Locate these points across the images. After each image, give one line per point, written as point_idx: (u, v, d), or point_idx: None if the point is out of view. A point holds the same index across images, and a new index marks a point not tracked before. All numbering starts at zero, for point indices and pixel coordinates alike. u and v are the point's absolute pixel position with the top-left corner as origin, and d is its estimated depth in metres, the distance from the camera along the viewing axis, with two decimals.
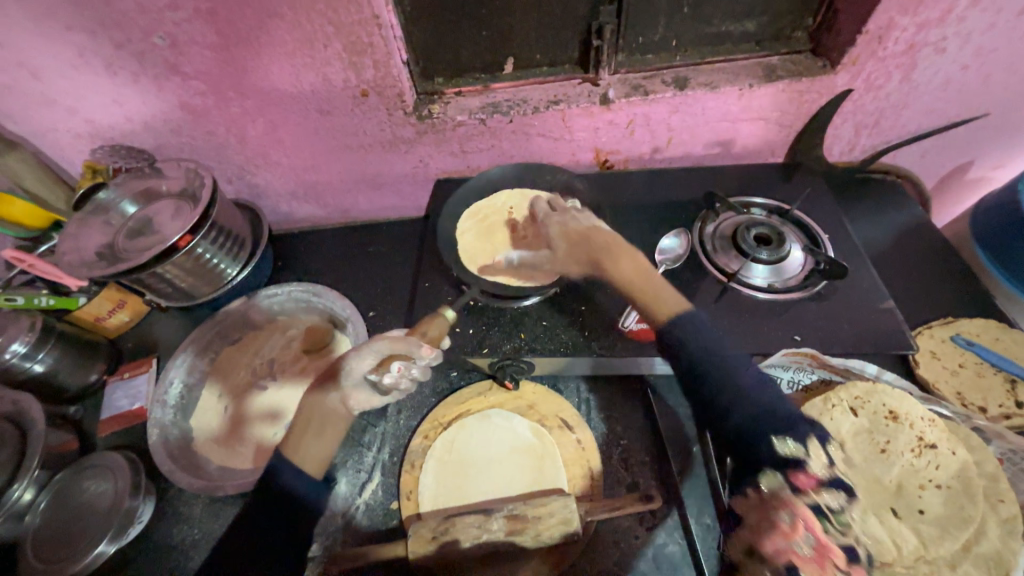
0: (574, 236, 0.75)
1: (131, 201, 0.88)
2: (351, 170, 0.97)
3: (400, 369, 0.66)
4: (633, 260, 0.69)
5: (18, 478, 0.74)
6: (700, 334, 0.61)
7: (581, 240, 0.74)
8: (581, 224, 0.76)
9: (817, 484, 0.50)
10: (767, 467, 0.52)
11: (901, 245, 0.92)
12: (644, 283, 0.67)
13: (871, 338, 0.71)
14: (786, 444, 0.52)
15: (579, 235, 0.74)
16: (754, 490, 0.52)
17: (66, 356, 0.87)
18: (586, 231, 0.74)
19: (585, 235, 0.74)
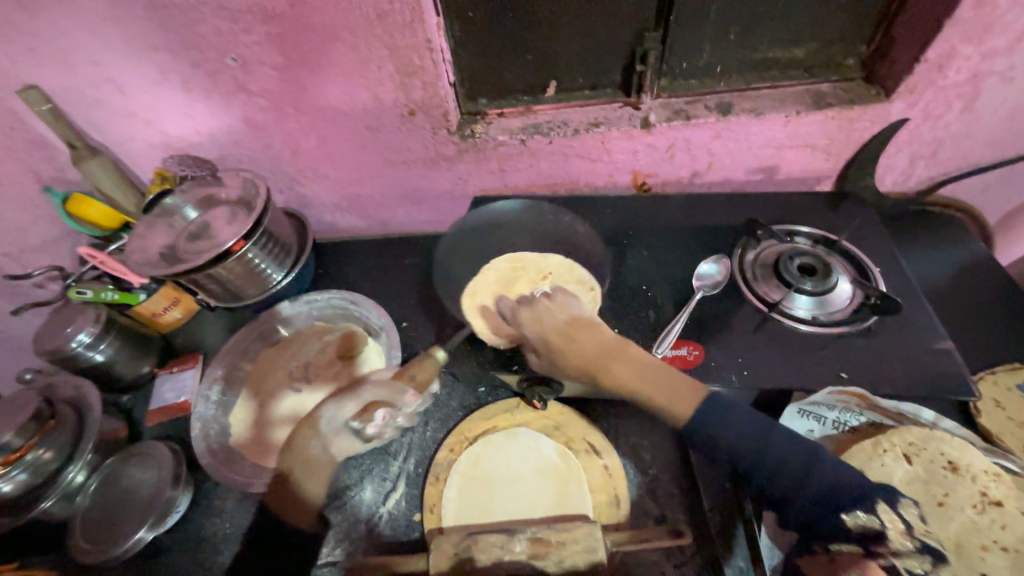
0: (558, 330, 0.70)
1: (193, 207, 0.94)
2: (393, 185, 1.01)
3: (383, 417, 0.73)
4: (627, 360, 0.67)
5: (74, 459, 0.80)
6: (727, 411, 0.60)
7: (564, 341, 0.69)
8: (559, 320, 0.71)
9: (894, 550, 0.52)
10: (840, 537, 0.54)
11: (960, 281, 0.86)
12: (651, 391, 0.63)
13: (927, 381, 0.66)
14: (857, 517, 0.53)
15: (563, 336, 0.70)
16: (822, 550, 0.56)
17: (124, 348, 0.93)
18: (572, 324, 0.70)
19: (572, 335, 0.70)
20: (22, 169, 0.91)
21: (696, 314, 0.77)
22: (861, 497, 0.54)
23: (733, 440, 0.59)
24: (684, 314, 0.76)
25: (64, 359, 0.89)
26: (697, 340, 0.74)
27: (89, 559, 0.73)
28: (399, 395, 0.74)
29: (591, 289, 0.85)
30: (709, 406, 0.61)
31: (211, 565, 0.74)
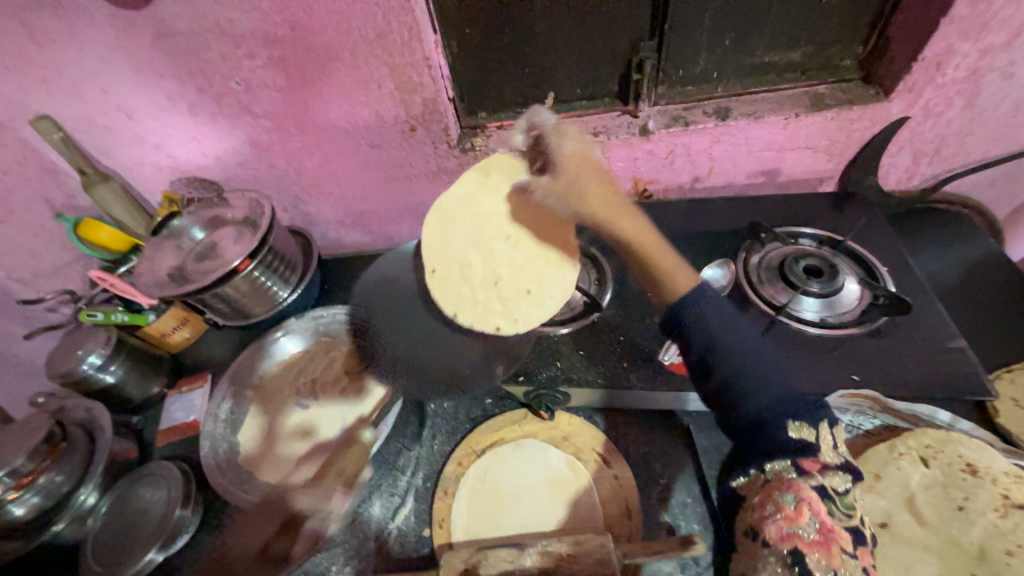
0: (589, 179, 0.69)
1: (200, 228, 0.96)
2: (396, 199, 1.02)
3: (311, 531, 0.71)
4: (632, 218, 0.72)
5: (85, 481, 0.80)
6: (714, 325, 0.62)
7: (588, 186, 0.69)
8: (592, 157, 0.69)
9: (823, 466, 0.54)
10: (774, 455, 0.56)
11: (969, 278, 0.85)
12: (661, 260, 0.70)
13: (941, 382, 0.65)
14: (798, 428, 0.56)
15: (591, 176, 0.70)
16: (757, 472, 0.57)
17: (133, 369, 0.94)
18: (597, 173, 0.71)
19: (599, 177, 0.70)
20: (35, 196, 0.93)
21: None
22: (806, 413, 0.56)
23: (725, 367, 0.60)
24: None
25: (75, 381, 0.90)
26: None
27: None
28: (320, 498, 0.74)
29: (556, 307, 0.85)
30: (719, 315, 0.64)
31: None
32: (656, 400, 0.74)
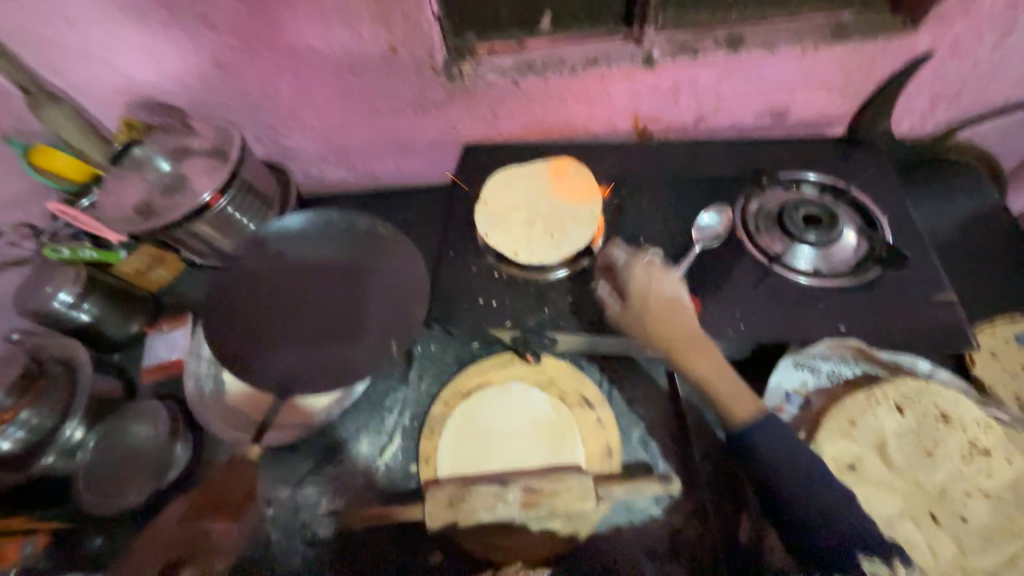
0: (659, 316, 0.67)
1: (164, 158, 0.87)
2: (378, 133, 0.95)
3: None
4: (707, 355, 0.67)
5: (69, 418, 0.80)
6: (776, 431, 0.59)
7: (659, 322, 0.67)
8: (663, 292, 0.69)
9: None
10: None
11: (966, 230, 0.83)
12: (716, 387, 0.64)
13: (924, 333, 0.65)
14: (873, 563, 0.52)
15: (658, 315, 0.67)
16: None
17: (109, 307, 0.92)
18: (668, 309, 0.67)
19: (668, 317, 0.67)
20: None
21: (695, 268, 0.74)
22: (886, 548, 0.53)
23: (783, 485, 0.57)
24: (682, 266, 0.73)
25: (49, 319, 0.88)
26: (695, 294, 0.72)
27: (98, 510, 0.76)
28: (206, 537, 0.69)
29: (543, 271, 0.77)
30: (766, 421, 0.60)
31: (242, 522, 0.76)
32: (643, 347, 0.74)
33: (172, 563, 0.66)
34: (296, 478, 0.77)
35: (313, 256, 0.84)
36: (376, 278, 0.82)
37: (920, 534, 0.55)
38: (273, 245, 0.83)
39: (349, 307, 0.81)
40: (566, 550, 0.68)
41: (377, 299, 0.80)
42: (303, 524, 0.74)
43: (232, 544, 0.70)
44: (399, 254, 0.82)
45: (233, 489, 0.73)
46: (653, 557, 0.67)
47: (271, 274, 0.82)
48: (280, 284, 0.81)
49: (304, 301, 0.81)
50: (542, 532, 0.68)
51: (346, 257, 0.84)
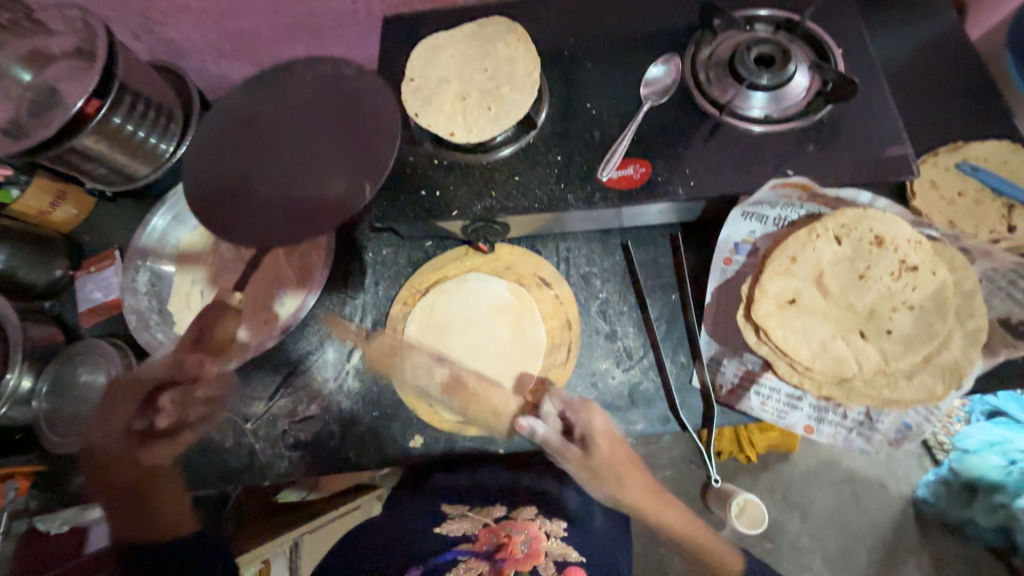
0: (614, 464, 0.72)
1: (22, 66, 0.75)
2: (277, 10, 0.80)
3: (170, 401, 0.74)
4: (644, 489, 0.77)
5: (10, 366, 0.76)
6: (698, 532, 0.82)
7: (613, 471, 0.73)
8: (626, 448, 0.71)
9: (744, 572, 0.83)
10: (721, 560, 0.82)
11: (923, 60, 0.80)
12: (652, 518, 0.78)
13: (871, 167, 0.63)
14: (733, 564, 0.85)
15: (617, 462, 0.72)
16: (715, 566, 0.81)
17: (19, 252, 0.83)
18: (628, 465, 0.74)
19: (621, 462, 0.72)
20: None
21: (644, 128, 0.70)
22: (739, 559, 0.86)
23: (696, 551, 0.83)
24: (631, 128, 0.69)
25: None
26: (643, 157, 0.68)
27: (69, 450, 0.75)
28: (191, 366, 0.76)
29: (480, 147, 0.70)
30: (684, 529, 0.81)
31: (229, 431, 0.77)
32: (595, 217, 0.72)
33: (159, 388, 0.75)
34: (257, 394, 0.78)
35: (273, 114, 0.60)
36: (349, 121, 0.57)
37: (849, 348, 0.60)
38: (231, 114, 0.61)
39: (314, 162, 0.56)
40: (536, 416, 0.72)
41: (350, 141, 0.56)
42: (283, 433, 0.76)
43: (212, 379, 0.76)
44: (370, 97, 0.58)
45: (216, 333, 0.78)
46: (609, 410, 0.71)
47: (230, 137, 0.60)
48: (238, 146, 0.59)
49: (264, 159, 0.58)
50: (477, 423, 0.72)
51: (310, 107, 0.59)
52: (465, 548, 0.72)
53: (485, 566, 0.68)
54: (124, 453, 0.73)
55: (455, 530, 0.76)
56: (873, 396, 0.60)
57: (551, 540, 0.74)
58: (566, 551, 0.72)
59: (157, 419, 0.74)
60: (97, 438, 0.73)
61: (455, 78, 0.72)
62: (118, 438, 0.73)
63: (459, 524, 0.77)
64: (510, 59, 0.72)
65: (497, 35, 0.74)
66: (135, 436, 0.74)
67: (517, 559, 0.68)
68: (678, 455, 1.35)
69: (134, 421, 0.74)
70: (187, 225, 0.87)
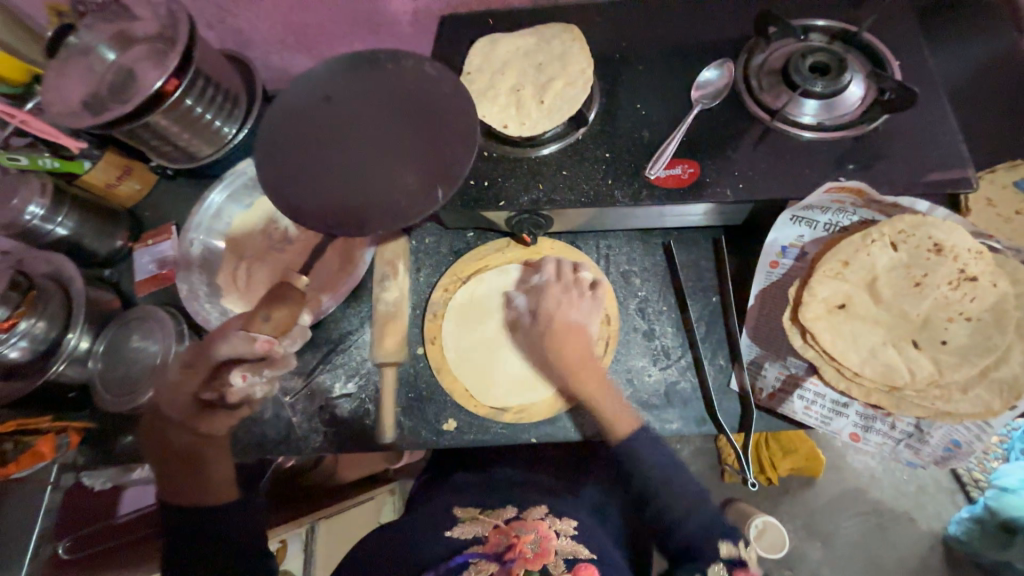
0: (560, 329, 0.71)
1: (107, 46, 0.80)
2: (342, 6, 0.84)
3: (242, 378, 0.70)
4: (596, 370, 0.70)
5: (71, 328, 0.80)
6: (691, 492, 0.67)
7: (561, 338, 0.71)
8: (568, 315, 0.72)
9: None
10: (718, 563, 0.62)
11: (980, 78, 0.79)
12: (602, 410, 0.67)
13: (927, 178, 0.62)
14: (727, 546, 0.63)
15: (560, 327, 0.71)
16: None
17: (86, 222, 0.87)
18: (576, 331, 0.71)
19: (570, 329, 0.71)
20: None
21: (693, 130, 0.70)
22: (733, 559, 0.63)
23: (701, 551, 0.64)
24: (680, 130, 0.69)
25: (21, 233, 0.82)
26: (692, 158, 0.69)
27: (118, 409, 0.78)
28: (247, 344, 0.65)
29: (527, 140, 0.71)
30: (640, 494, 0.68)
31: (274, 405, 0.79)
32: (638, 215, 0.72)
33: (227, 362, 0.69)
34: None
35: (348, 96, 0.57)
36: (427, 117, 0.56)
37: (901, 357, 0.60)
38: (304, 94, 0.58)
39: (388, 154, 0.55)
40: (569, 408, 0.72)
41: (424, 138, 0.55)
42: (321, 408, 0.78)
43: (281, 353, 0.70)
44: (450, 106, 0.57)
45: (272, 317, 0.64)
46: (646, 408, 0.71)
47: (302, 115, 0.57)
48: (311, 126, 0.56)
49: (336, 143, 0.56)
50: (477, 395, 0.74)
51: (388, 95, 0.57)
52: (476, 550, 0.67)
53: (495, 567, 0.64)
54: (186, 417, 0.71)
55: (464, 533, 0.70)
56: (925, 407, 0.59)
57: (560, 539, 0.68)
58: (576, 550, 0.67)
59: (227, 394, 0.70)
60: (164, 400, 0.71)
61: (509, 74, 0.75)
62: (181, 403, 0.71)
63: (469, 526, 0.71)
64: (564, 58, 0.74)
65: (552, 35, 0.76)
66: (201, 403, 0.71)
67: (526, 558, 0.64)
68: (697, 471, 1.32)
69: (201, 391, 0.70)
70: (240, 203, 0.91)
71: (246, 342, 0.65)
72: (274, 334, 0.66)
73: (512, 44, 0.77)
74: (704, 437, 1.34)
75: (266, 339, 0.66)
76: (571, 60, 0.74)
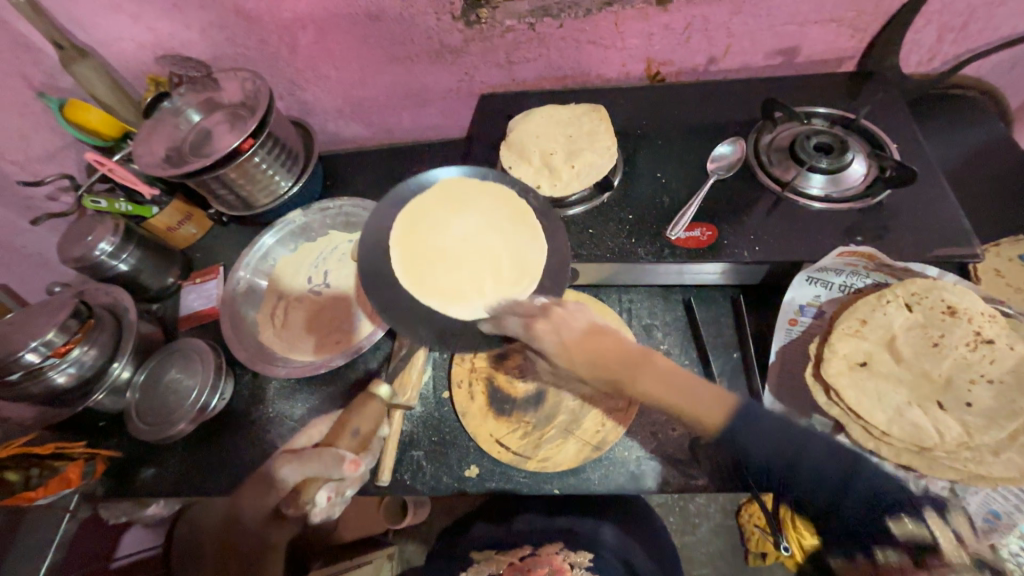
0: (582, 349, 0.65)
1: (195, 109, 0.92)
2: (396, 84, 0.97)
3: (327, 497, 0.62)
4: (654, 372, 0.63)
5: (117, 357, 0.84)
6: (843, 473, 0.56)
7: (590, 365, 0.65)
8: (574, 329, 0.66)
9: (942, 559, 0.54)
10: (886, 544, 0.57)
11: (972, 163, 0.86)
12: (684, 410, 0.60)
13: (932, 245, 0.67)
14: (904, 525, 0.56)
15: (585, 344, 0.65)
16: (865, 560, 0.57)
17: (145, 258, 0.94)
18: (591, 341, 0.65)
19: (592, 346, 0.65)
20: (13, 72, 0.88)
21: (710, 197, 0.77)
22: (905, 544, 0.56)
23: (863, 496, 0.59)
24: (698, 197, 0.76)
25: (88, 267, 0.90)
26: (710, 222, 0.74)
27: (149, 438, 0.80)
28: (336, 467, 0.62)
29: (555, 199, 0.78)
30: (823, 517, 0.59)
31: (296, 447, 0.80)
32: (661, 272, 0.77)
33: (300, 486, 0.63)
34: (304, 394, 0.85)
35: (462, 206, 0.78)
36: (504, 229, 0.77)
37: (927, 417, 0.61)
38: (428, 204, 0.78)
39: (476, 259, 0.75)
40: (594, 457, 0.71)
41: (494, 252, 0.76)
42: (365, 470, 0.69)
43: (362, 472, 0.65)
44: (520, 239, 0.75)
45: (365, 421, 0.66)
46: (671, 463, 0.71)
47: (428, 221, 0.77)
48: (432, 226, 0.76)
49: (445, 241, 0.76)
50: (503, 444, 0.74)
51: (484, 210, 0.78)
52: None
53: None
54: (259, 526, 0.69)
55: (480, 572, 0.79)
56: (959, 470, 0.58)
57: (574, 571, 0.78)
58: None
59: (311, 514, 0.63)
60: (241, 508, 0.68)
61: (543, 142, 0.83)
62: (258, 512, 0.68)
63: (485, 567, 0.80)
64: (594, 131, 0.83)
65: (582, 111, 0.86)
66: (271, 517, 0.68)
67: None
68: (716, 550, 1.24)
69: (285, 507, 0.63)
70: (286, 248, 0.98)
71: (332, 462, 0.62)
72: (359, 451, 0.64)
73: (545, 116, 0.86)
74: (724, 513, 1.27)
75: (353, 457, 0.63)
76: (598, 132, 0.83)
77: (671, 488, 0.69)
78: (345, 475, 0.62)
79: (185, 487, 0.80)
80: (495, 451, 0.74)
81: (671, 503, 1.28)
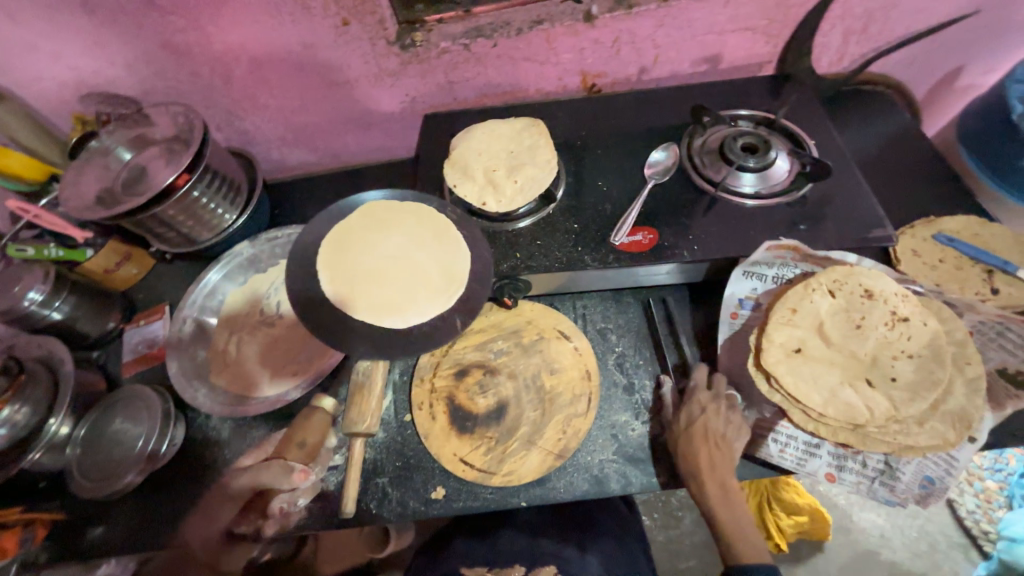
0: (705, 445, 0.67)
1: (126, 147, 0.89)
2: (337, 109, 0.97)
3: (280, 506, 0.70)
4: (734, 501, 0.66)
5: (54, 412, 0.79)
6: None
7: (702, 461, 0.66)
8: (716, 428, 0.67)
9: None
10: None
11: (886, 153, 0.93)
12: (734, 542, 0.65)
13: (852, 232, 0.71)
14: None
15: (711, 444, 0.67)
16: None
17: (81, 304, 0.90)
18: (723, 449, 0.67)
19: (712, 452, 0.67)
20: None
21: (649, 201, 0.80)
22: None
23: None
24: (638, 202, 0.79)
25: (16, 318, 0.85)
26: (651, 225, 0.77)
27: (93, 496, 0.76)
28: (285, 477, 0.70)
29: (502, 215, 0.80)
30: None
31: None
32: (609, 278, 0.79)
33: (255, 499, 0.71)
34: (260, 432, 0.82)
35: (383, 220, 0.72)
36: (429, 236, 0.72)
37: (858, 395, 0.65)
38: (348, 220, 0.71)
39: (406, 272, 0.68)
40: (558, 466, 0.72)
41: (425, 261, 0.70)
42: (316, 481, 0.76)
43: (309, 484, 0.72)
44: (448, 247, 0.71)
45: (311, 437, 0.73)
46: (632, 463, 0.72)
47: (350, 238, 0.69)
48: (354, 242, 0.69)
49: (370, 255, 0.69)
50: (467, 463, 0.74)
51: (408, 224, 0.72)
52: None
53: None
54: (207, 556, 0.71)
55: None
56: (889, 442, 0.62)
57: None
58: None
59: (265, 526, 0.71)
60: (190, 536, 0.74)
61: (485, 159, 0.84)
62: (207, 540, 0.71)
63: None
64: (535, 145, 0.85)
65: (521, 126, 0.88)
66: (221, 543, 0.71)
67: None
68: (700, 541, 1.26)
69: (237, 524, 0.71)
70: (234, 282, 0.96)
71: (282, 473, 0.70)
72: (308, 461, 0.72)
73: (486, 133, 0.88)
74: None
75: (302, 469, 0.70)
76: (538, 145, 0.85)
77: (634, 488, 0.71)
78: (295, 484, 0.70)
79: (136, 543, 0.76)
80: (461, 471, 0.74)
81: (653, 500, 1.31)
